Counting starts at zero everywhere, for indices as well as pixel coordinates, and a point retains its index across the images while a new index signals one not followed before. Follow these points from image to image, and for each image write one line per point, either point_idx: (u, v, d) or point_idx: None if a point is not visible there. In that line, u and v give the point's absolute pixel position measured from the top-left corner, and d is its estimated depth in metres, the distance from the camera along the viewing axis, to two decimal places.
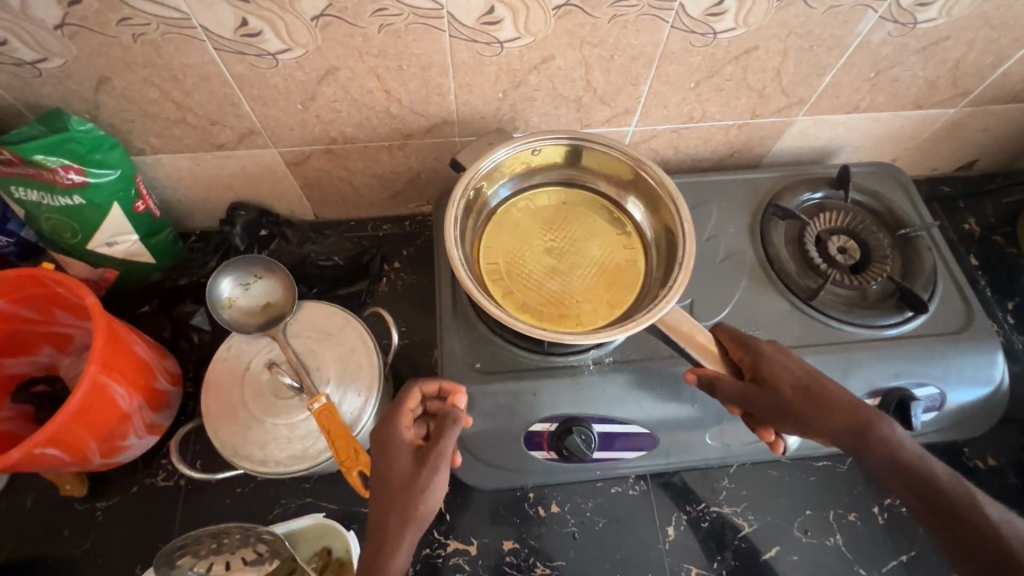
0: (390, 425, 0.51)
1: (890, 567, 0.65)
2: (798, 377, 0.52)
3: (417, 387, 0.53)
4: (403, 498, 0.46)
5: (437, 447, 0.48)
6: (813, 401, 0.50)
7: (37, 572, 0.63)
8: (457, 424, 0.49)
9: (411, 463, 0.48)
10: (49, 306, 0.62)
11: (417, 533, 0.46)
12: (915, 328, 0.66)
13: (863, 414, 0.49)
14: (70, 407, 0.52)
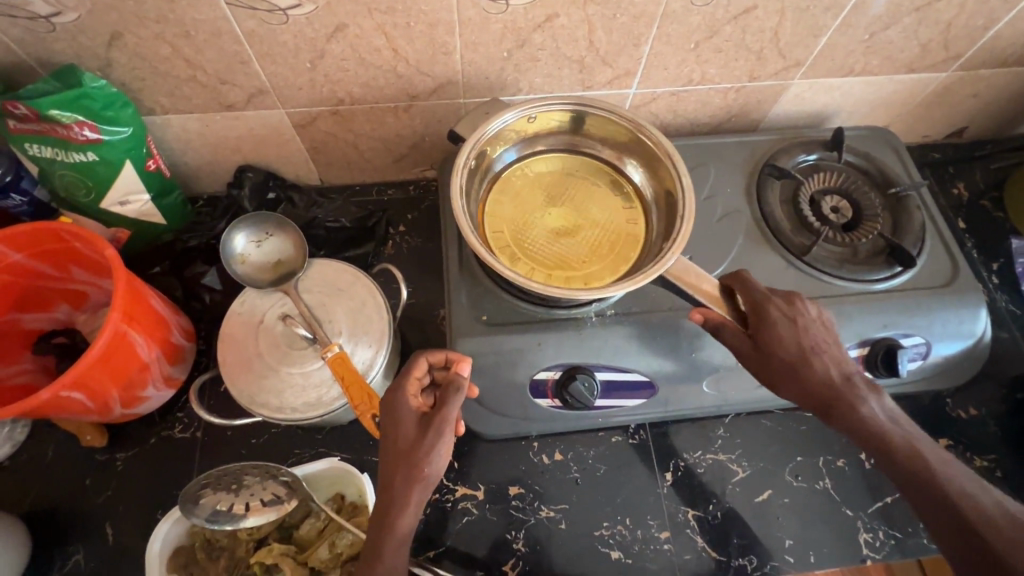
0: (396, 392, 0.52)
1: (876, 508, 0.69)
2: (788, 347, 0.53)
3: (424, 357, 0.53)
4: (408, 465, 0.48)
5: (441, 414, 0.50)
6: (794, 373, 0.53)
7: (62, 517, 0.65)
8: (459, 392, 0.50)
9: (415, 428, 0.50)
10: (66, 262, 0.63)
11: (421, 495, 0.49)
12: (904, 283, 0.68)
13: (853, 396, 0.51)
14: (94, 354, 0.53)
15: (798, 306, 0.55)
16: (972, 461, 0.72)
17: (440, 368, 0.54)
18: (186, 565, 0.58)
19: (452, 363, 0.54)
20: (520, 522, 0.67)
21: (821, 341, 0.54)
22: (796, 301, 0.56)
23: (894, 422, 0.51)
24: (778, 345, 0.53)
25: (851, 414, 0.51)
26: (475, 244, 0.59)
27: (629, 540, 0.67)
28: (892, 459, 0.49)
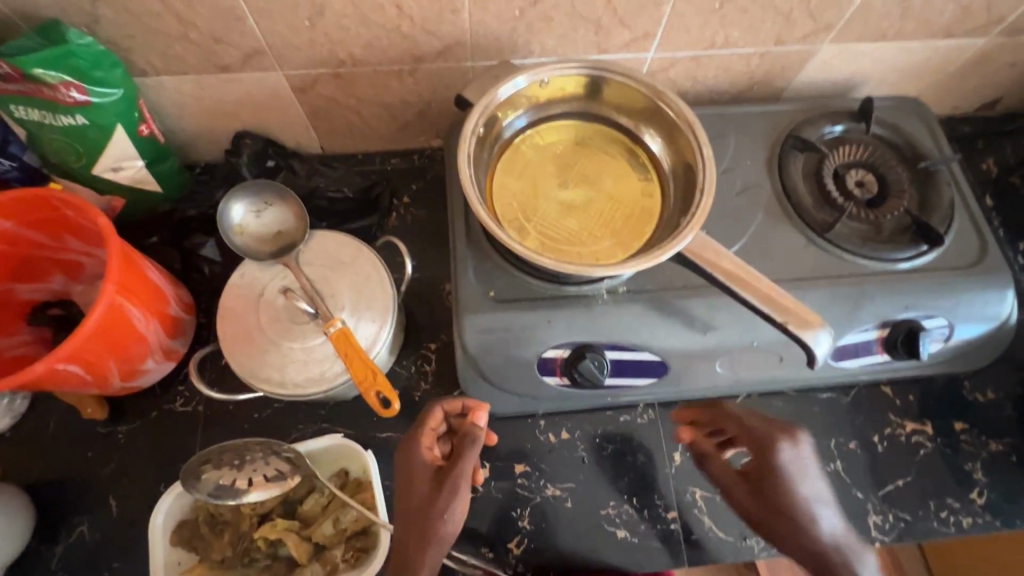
0: (413, 443, 0.55)
1: (887, 491, 0.68)
2: (773, 503, 0.52)
3: (439, 406, 0.57)
4: (423, 524, 0.50)
5: (454, 469, 0.52)
6: (776, 505, 0.52)
7: (64, 489, 0.65)
8: (473, 445, 0.53)
9: (429, 483, 0.52)
10: (60, 231, 0.61)
11: (436, 556, 0.49)
12: (929, 262, 0.66)
13: (828, 529, 0.51)
14: (88, 326, 0.52)
15: (784, 445, 0.53)
16: (987, 446, 0.70)
17: (454, 417, 0.58)
18: (190, 538, 0.58)
19: (468, 412, 0.58)
20: (525, 500, 0.66)
21: (805, 474, 0.53)
22: (796, 439, 0.54)
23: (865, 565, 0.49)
24: (773, 479, 0.53)
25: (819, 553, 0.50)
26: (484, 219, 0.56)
27: (635, 519, 0.66)
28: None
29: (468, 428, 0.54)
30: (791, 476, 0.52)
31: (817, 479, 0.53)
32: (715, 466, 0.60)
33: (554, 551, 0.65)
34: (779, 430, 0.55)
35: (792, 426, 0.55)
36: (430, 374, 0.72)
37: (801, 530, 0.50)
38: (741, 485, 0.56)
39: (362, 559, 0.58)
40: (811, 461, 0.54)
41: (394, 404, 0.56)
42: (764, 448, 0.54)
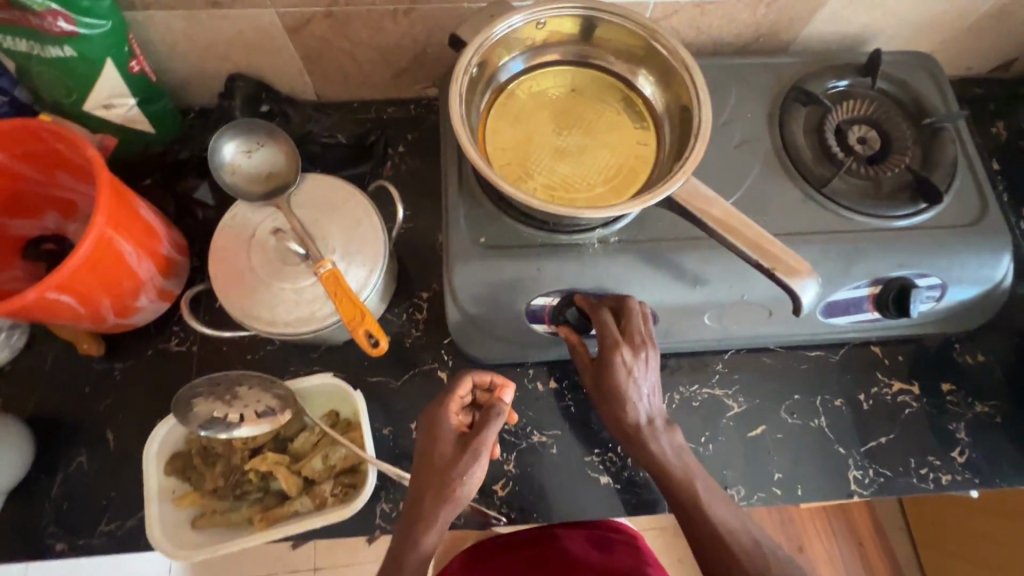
0: (439, 412, 0.56)
1: (869, 448, 0.69)
2: (608, 398, 0.57)
3: (471, 377, 0.58)
4: (441, 484, 0.52)
5: (478, 437, 0.53)
6: (608, 397, 0.57)
7: (63, 421, 0.67)
8: (499, 417, 0.53)
9: (453, 447, 0.53)
10: (49, 166, 0.60)
11: (449, 515, 0.52)
12: (927, 221, 0.64)
13: (637, 417, 0.56)
14: (78, 257, 0.52)
15: (622, 353, 0.55)
16: (973, 407, 0.71)
17: (482, 390, 0.59)
18: (184, 469, 0.59)
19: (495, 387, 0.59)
20: (512, 445, 0.68)
21: (637, 382, 0.56)
22: (639, 347, 0.56)
23: (679, 455, 0.56)
24: (605, 381, 0.56)
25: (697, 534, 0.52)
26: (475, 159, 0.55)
27: (619, 467, 0.68)
28: (721, 560, 0.50)
29: (494, 400, 0.54)
30: (624, 384, 0.55)
31: (649, 380, 0.56)
32: (573, 352, 0.61)
33: (538, 495, 0.66)
34: (626, 334, 0.56)
35: (646, 338, 0.56)
36: (421, 322, 0.72)
37: (649, 462, 0.56)
38: (586, 372, 0.60)
39: (350, 493, 0.60)
40: (649, 368, 0.56)
41: (382, 343, 0.57)
42: (604, 354, 0.56)
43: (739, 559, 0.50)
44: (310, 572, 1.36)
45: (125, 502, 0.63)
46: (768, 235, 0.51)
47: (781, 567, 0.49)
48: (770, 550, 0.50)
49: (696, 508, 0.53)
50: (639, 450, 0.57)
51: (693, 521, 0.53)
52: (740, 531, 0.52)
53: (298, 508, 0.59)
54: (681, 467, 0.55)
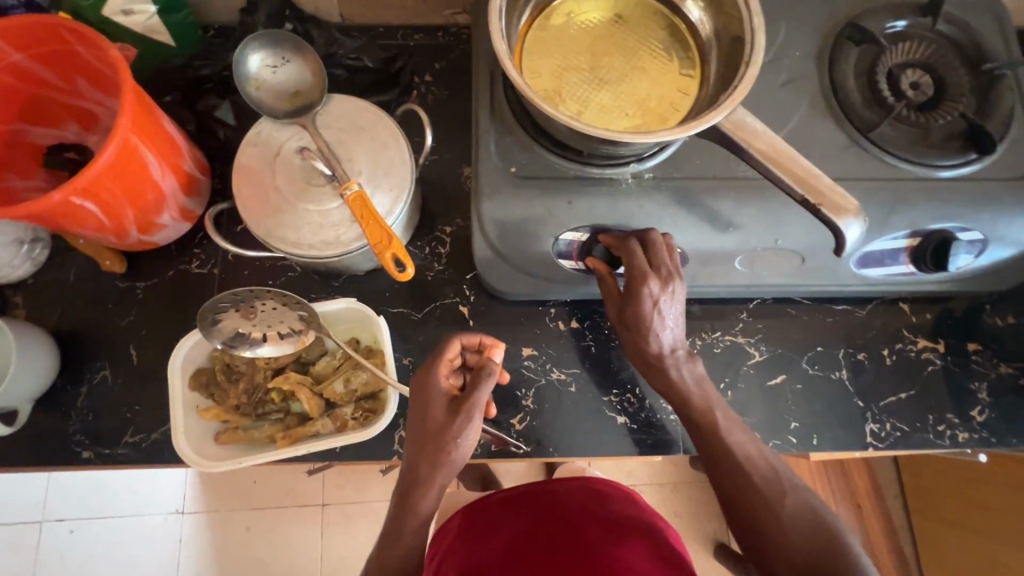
0: (429, 378, 0.53)
1: (888, 402, 0.69)
2: (627, 328, 0.58)
3: (459, 340, 0.54)
4: (436, 448, 0.51)
5: (471, 400, 0.51)
6: (627, 325, 0.57)
7: (86, 336, 0.67)
8: (490, 377, 0.51)
9: (445, 412, 0.52)
10: (71, 71, 0.58)
11: (446, 477, 0.52)
12: (976, 172, 0.62)
13: (660, 347, 0.57)
14: (102, 161, 0.51)
15: (649, 284, 0.54)
16: (997, 367, 0.70)
17: (471, 351, 0.55)
18: (207, 385, 0.60)
19: (484, 349, 0.55)
20: (531, 381, 0.68)
21: (661, 313, 0.56)
22: (666, 280, 0.55)
23: (699, 383, 0.57)
24: (629, 311, 0.56)
25: (716, 464, 0.54)
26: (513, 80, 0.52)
27: (636, 408, 0.68)
28: (739, 483, 0.52)
29: (485, 361, 0.52)
30: (647, 314, 0.56)
31: (673, 312, 0.56)
32: (601, 284, 0.61)
33: (555, 430, 0.67)
34: (653, 266, 0.55)
35: (673, 271, 0.55)
36: (444, 256, 0.71)
37: (670, 389, 0.58)
38: (611, 303, 0.59)
39: (370, 418, 0.60)
40: (674, 301, 0.56)
41: (409, 268, 0.57)
42: (630, 284, 0.55)
43: (757, 484, 0.52)
44: (319, 506, 1.41)
45: (150, 416, 0.65)
46: (815, 169, 0.49)
47: (797, 491, 0.51)
48: (786, 477, 0.53)
49: (716, 440, 0.55)
50: (661, 379, 0.58)
51: (712, 450, 0.55)
52: (759, 459, 0.54)
53: (318, 429, 0.60)
54: (702, 395, 0.57)
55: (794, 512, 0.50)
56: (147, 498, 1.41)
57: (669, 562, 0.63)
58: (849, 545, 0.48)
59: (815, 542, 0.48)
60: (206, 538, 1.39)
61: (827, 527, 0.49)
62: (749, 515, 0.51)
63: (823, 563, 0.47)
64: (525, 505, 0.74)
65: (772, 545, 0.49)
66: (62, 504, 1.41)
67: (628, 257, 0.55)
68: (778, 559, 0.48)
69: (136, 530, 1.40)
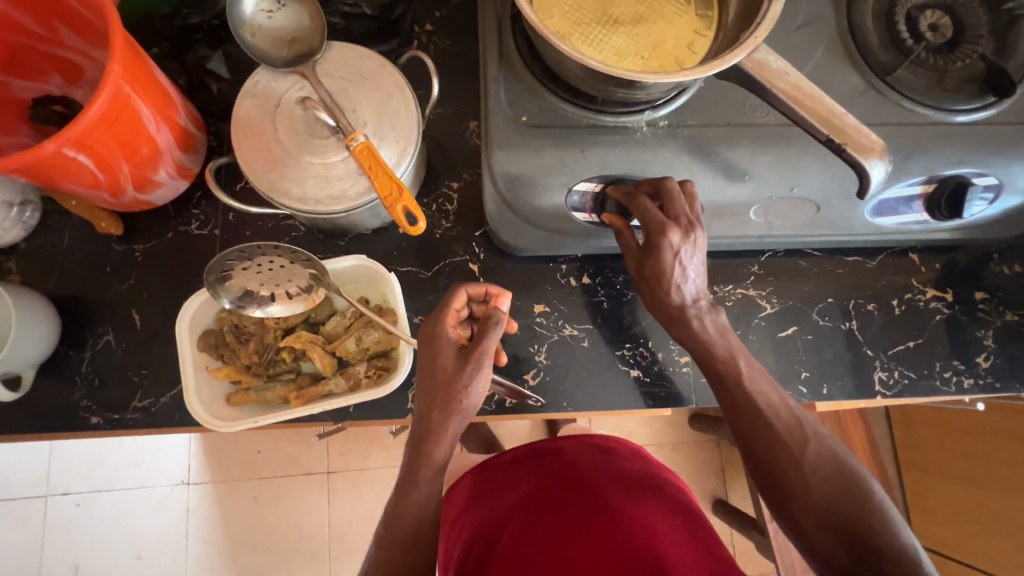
0: (436, 326, 0.52)
1: (896, 350, 0.69)
2: (647, 278, 0.57)
3: (465, 289, 0.54)
4: (447, 396, 0.50)
5: (479, 347, 0.50)
6: (649, 278, 0.57)
7: (85, 301, 0.65)
8: (496, 327, 0.49)
9: (454, 360, 0.51)
10: (49, 16, 0.55)
11: (459, 425, 0.51)
12: (992, 116, 0.61)
13: (682, 296, 0.57)
14: (95, 110, 0.47)
15: (670, 235, 0.53)
16: (1003, 315, 0.71)
17: (477, 302, 0.56)
18: (216, 346, 0.59)
19: (490, 298, 0.56)
20: (543, 338, 0.68)
21: (683, 264, 0.55)
22: (687, 230, 0.54)
23: (722, 332, 0.57)
24: (649, 263, 0.56)
25: (739, 409, 0.55)
26: (526, 18, 0.49)
27: (649, 361, 0.68)
28: (760, 431, 0.53)
29: (491, 309, 0.51)
30: (670, 265, 0.55)
31: (695, 261, 0.56)
32: (619, 238, 0.59)
33: (568, 386, 0.67)
34: (670, 216, 0.54)
35: (690, 222, 0.54)
36: (452, 213, 0.69)
37: (687, 337, 0.58)
38: (631, 257, 0.58)
39: (384, 375, 0.60)
40: (696, 251, 0.55)
41: (420, 221, 0.55)
42: (649, 236, 0.54)
43: (779, 432, 0.52)
44: (324, 474, 1.42)
45: (158, 379, 0.64)
46: (841, 108, 0.48)
47: (819, 438, 0.52)
48: (808, 424, 0.53)
49: (738, 386, 0.55)
50: (681, 329, 0.58)
51: (735, 399, 0.55)
52: (782, 408, 0.54)
53: (332, 388, 0.59)
54: (725, 343, 0.57)
55: (817, 458, 0.51)
56: (151, 471, 1.41)
57: (681, 514, 0.65)
58: (868, 488, 0.50)
59: (838, 489, 0.49)
60: (213, 508, 1.40)
61: (849, 474, 0.50)
62: (770, 461, 0.52)
63: (841, 505, 0.48)
64: (534, 467, 0.73)
65: (795, 490, 0.50)
66: (66, 478, 1.41)
67: (637, 211, 0.55)
68: (799, 501, 0.50)
69: (142, 502, 1.40)
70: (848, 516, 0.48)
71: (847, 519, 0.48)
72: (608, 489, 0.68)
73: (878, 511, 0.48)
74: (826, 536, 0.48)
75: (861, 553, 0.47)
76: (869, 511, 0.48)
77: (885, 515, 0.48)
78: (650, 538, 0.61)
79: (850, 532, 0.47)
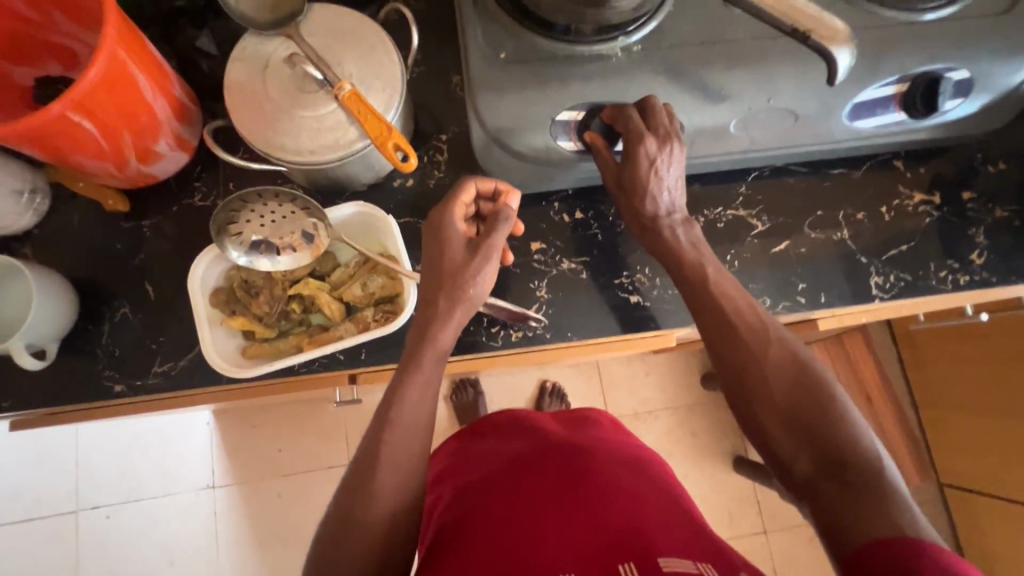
0: (447, 218, 0.56)
1: (890, 255, 0.71)
2: (619, 183, 0.59)
3: (474, 183, 0.57)
4: (454, 284, 0.54)
5: (488, 242, 0.55)
6: (625, 188, 0.58)
7: (100, 278, 0.68)
8: (507, 222, 0.55)
9: (463, 251, 0.55)
10: (45, 3, 0.58)
11: (463, 314, 0.55)
12: (957, 12, 0.62)
13: (657, 207, 0.59)
14: (92, 75, 0.50)
15: (647, 144, 0.55)
16: (992, 212, 0.72)
17: (484, 200, 0.60)
18: (228, 301, 0.61)
19: (498, 196, 0.59)
20: (542, 274, 0.70)
21: (660, 173, 0.57)
22: (664, 140, 0.56)
23: (694, 245, 0.58)
24: (627, 175, 0.57)
25: (716, 322, 0.54)
26: None
27: (648, 287, 0.69)
28: (728, 337, 0.53)
29: (499, 208, 0.56)
30: (646, 175, 0.57)
31: (673, 172, 0.58)
32: (597, 156, 0.61)
33: (571, 316, 0.69)
34: (651, 128, 0.56)
35: (669, 132, 0.56)
36: (443, 163, 0.72)
37: (664, 254, 0.58)
38: (608, 175, 0.60)
39: (391, 318, 0.62)
40: (672, 164, 0.57)
41: (411, 158, 0.58)
42: (628, 147, 0.56)
43: (744, 335, 0.52)
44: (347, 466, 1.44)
45: (176, 344, 0.66)
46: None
47: (783, 341, 0.52)
48: (772, 326, 0.53)
49: (705, 292, 0.55)
50: (654, 241, 0.59)
51: (704, 305, 0.55)
52: (749, 313, 0.54)
53: (343, 333, 0.61)
54: (696, 254, 0.57)
55: (779, 360, 0.51)
56: (177, 477, 1.44)
57: (682, 512, 0.60)
58: (831, 393, 0.50)
59: (796, 389, 0.50)
60: (241, 508, 1.42)
61: (811, 374, 0.50)
62: (733, 361, 0.52)
63: (803, 406, 0.49)
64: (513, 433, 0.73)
65: (754, 391, 0.51)
66: (95, 493, 1.43)
67: (625, 121, 0.57)
68: (762, 406, 0.50)
69: (170, 509, 1.43)
70: (804, 414, 0.49)
71: (808, 421, 0.48)
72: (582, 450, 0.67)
73: (842, 416, 0.48)
74: (789, 441, 0.49)
75: (823, 459, 0.47)
76: (830, 415, 0.48)
77: (848, 422, 0.48)
78: (626, 501, 0.59)
79: (811, 435, 0.48)
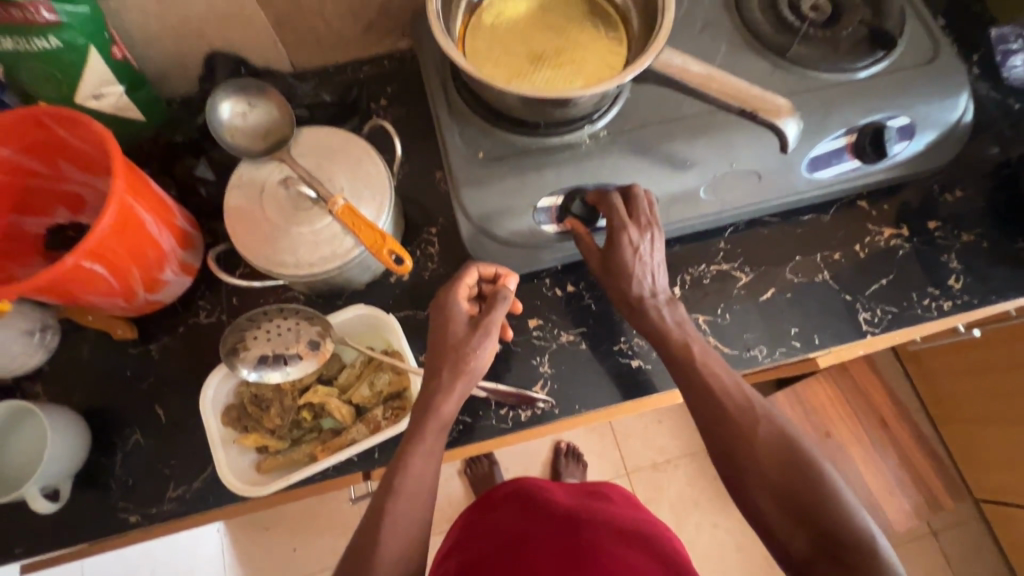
0: (451, 296, 0.58)
1: (873, 290, 0.74)
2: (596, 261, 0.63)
3: (476, 266, 0.60)
4: (457, 357, 0.56)
5: (487, 319, 0.57)
6: (609, 271, 0.62)
7: (109, 406, 0.69)
8: (506, 301, 0.58)
9: (464, 328, 0.57)
10: (54, 157, 0.63)
11: (465, 387, 0.56)
12: (883, 70, 0.68)
13: (642, 285, 0.61)
14: (105, 223, 0.54)
15: (629, 233, 0.60)
16: (959, 238, 0.75)
17: (486, 282, 0.62)
18: (239, 418, 0.62)
19: (499, 279, 0.62)
20: (543, 348, 0.71)
21: (643, 258, 0.61)
22: (645, 228, 0.60)
23: (679, 324, 0.60)
24: (612, 261, 0.61)
25: (689, 379, 0.57)
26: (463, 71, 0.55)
27: (647, 349, 0.71)
28: (713, 411, 0.54)
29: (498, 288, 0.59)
30: (630, 261, 0.61)
31: (655, 259, 0.62)
32: (580, 242, 0.65)
33: (575, 388, 0.70)
34: (632, 217, 0.61)
35: (649, 217, 0.61)
36: (435, 255, 0.75)
37: (654, 324, 0.60)
38: (593, 258, 0.64)
39: (400, 414, 0.63)
40: (654, 248, 0.61)
41: (407, 260, 0.61)
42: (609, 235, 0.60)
43: (732, 413, 0.54)
44: None
45: (188, 466, 0.66)
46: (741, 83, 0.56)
47: (770, 419, 0.53)
48: (759, 404, 0.54)
49: (693, 367, 0.57)
50: (640, 320, 0.62)
51: (691, 381, 0.57)
52: (734, 389, 0.55)
53: (355, 436, 0.62)
54: (681, 334, 0.59)
55: (768, 439, 0.52)
56: None
57: None
58: (823, 471, 0.50)
59: (789, 468, 0.50)
60: None
61: (797, 448, 0.51)
62: (725, 441, 0.53)
63: (796, 487, 0.50)
64: (519, 508, 0.72)
65: (747, 471, 0.51)
66: None
67: (608, 208, 0.61)
68: (755, 487, 0.51)
69: None
70: (800, 495, 0.49)
71: (801, 501, 0.49)
72: (591, 529, 0.66)
73: (835, 496, 0.49)
74: (786, 522, 0.49)
75: (819, 540, 0.48)
76: (823, 494, 0.49)
77: (841, 503, 0.49)
78: None
79: (805, 515, 0.48)
